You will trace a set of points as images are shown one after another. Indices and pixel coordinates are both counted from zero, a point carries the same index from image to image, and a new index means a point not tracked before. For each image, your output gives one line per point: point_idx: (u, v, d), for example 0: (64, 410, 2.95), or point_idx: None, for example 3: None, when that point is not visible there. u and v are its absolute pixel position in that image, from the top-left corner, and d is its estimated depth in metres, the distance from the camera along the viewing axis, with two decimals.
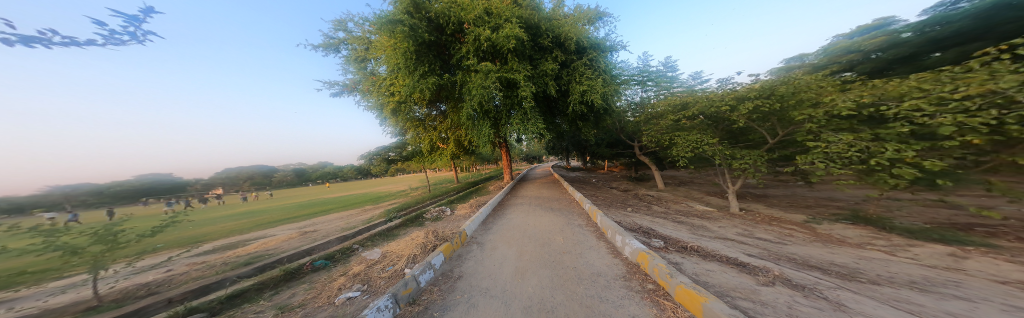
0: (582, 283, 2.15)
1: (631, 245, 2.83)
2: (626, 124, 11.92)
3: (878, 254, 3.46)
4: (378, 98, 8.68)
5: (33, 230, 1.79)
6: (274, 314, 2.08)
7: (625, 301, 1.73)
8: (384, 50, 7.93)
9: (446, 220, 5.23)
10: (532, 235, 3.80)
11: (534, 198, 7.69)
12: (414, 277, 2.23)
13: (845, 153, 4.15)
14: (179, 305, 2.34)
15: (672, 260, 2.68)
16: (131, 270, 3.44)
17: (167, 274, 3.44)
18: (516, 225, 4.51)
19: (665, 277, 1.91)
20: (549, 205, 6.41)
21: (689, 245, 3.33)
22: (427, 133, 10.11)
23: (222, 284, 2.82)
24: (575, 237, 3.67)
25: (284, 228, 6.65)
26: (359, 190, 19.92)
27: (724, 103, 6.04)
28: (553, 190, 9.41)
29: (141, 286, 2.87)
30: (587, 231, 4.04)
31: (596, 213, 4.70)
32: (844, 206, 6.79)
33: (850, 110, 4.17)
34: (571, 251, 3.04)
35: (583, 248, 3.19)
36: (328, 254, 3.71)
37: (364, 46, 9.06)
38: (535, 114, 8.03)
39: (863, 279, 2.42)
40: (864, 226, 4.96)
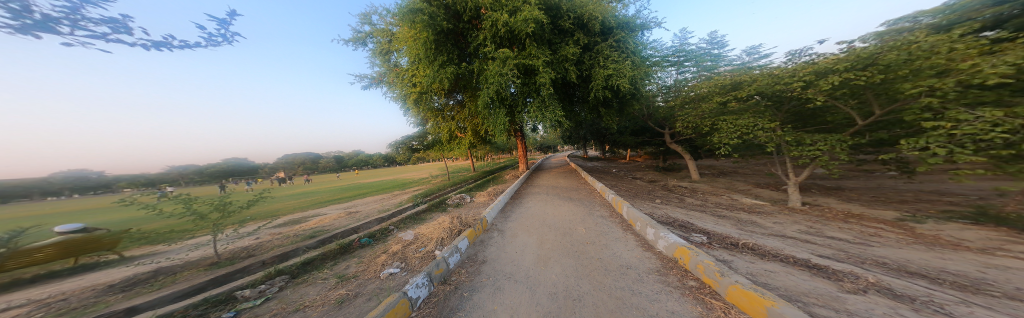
0: (611, 274, 2.01)
1: (666, 239, 2.54)
2: (656, 109, 10.60)
3: (1015, 262, 2.50)
4: (401, 90, 9.09)
5: (172, 199, 2.43)
6: (334, 281, 2.46)
7: (662, 296, 1.56)
8: (404, 42, 8.17)
9: (467, 207, 5.49)
10: (551, 224, 3.72)
11: (548, 187, 7.52)
12: (444, 259, 2.36)
13: (985, 135, 2.96)
14: (269, 267, 2.97)
15: (718, 258, 2.34)
16: (233, 236, 4.45)
17: (256, 241, 4.37)
18: (534, 213, 4.45)
19: (713, 275, 1.65)
20: (564, 195, 6.19)
21: (740, 242, 2.86)
22: (446, 123, 10.44)
23: (297, 253, 3.45)
24: (598, 228, 3.48)
25: (332, 208, 7.80)
26: (389, 177, 21.95)
27: (796, 79, 4.80)
28: (568, 180, 9.04)
29: (243, 250, 3.65)
30: (611, 222, 3.79)
31: (620, 204, 4.35)
32: (958, 201, 5.09)
33: (998, 77, 2.96)
34: (594, 241, 2.89)
35: (607, 238, 3.00)
36: (371, 233, 4.19)
37: (389, 39, 8.98)
38: (553, 102, 7.73)
39: (996, 293, 1.76)
40: (991, 227, 3.65)
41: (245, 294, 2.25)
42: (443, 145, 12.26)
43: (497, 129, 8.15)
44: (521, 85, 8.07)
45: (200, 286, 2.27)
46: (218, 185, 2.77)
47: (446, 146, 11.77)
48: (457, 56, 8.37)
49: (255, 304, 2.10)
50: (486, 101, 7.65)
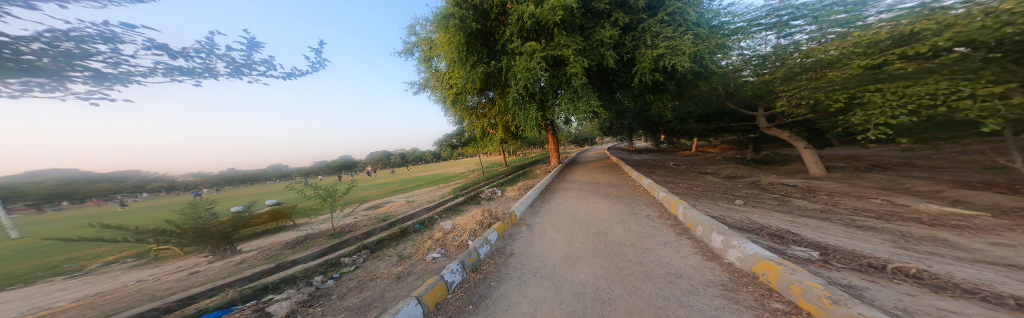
0: (653, 282, 1.78)
1: (742, 249, 2.00)
2: (740, 86, 7.50)
3: None
4: (441, 92, 9.89)
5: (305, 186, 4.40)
6: (393, 259, 2.94)
7: (723, 314, 1.29)
8: (441, 47, 8.77)
9: (498, 201, 5.69)
10: (584, 222, 3.53)
11: (586, 182, 7.12)
12: (475, 249, 2.53)
13: None
14: (355, 243, 3.79)
15: (827, 274, 1.65)
16: (339, 216, 5.99)
17: (352, 220, 5.68)
18: (566, 210, 4.30)
19: (818, 299, 1.15)
20: (603, 191, 5.74)
21: (868, 256, 2.02)
22: (479, 120, 10.99)
23: (374, 232, 4.28)
24: (640, 229, 3.11)
25: (397, 197, 9.32)
26: (438, 172, 24.56)
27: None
28: (609, 175, 8.31)
29: (346, 227, 4.92)
30: (662, 224, 3.30)
31: (674, 204, 3.75)
32: None
33: None
34: (634, 243, 2.60)
35: (653, 242, 2.65)
36: (420, 220, 4.78)
37: (428, 46, 9.88)
38: (587, 91, 7.20)
39: None
40: None
41: (346, 260, 3.11)
42: (477, 142, 12.92)
43: (528, 124, 8.10)
44: (551, 78, 7.79)
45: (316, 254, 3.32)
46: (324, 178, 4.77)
47: (481, 143, 12.36)
48: (486, 55, 8.62)
49: (349, 270, 2.79)
50: (516, 97, 7.68)
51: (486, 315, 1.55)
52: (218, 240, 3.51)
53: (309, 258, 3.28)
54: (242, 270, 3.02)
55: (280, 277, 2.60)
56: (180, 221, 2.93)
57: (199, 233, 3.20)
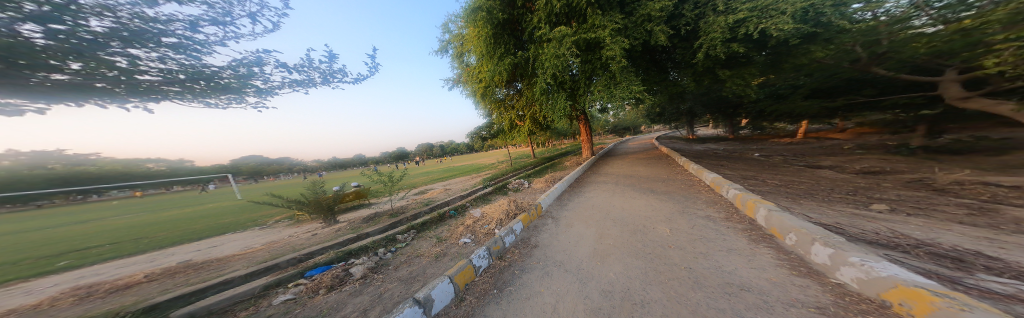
0: (705, 297, 1.33)
1: (858, 268, 1.26)
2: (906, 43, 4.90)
3: None
4: (471, 86, 10.14)
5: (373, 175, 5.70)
6: (433, 240, 3.24)
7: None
8: (470, 42, 8.90)
9: (525, 192, 5.73)
10: (618, 219, 3.29)
11: (623, 176, 6.64)
12: (501, 238, 2.62)
13: None
14: (401, 224, 4.27)
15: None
16: (393, 199, 6.89)
17: (401, 203, 6.43)
18: (597, 204, 4.10)
19: None
20: (641, 186, 5.28)
21: None
22: (508, 112, 11.02)
23: (418, 215, 4.76)
24: (686, 226, 2.74)
25: (435, 185, 10.15)
26: (470, 162, 25.77)
27: None
28: (652, 168, 7.58)
29: (394, 209, 5.57)
30: (718, 220, 2.87)
31: (745, 200, 3.10)
32: None
33: None
34: (681, 246, 2.20)
35: (703, 240, 2.31)
36: (454, 207, 5.10)
37: (459, 42, 10.10)
38: (627, 75, 6.50)
39: None
40: None
41: (400, 237, 3.54)
42: (506, 134, 13.06)
43: (557, 114, 7.80)
44: (584, 63, 7.30)
45: (371, 231, 3.85)
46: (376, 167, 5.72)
47: (509, 134, 12.49)
48: (514, 45, 8.47)
49: (401, 246, 3.17)
50: (544, 86, 7.46)
51: (508, 301, 1.60)
52: (325, 210, 4.68)
53: (369, 232, 3.84)
54: (328, 239, 3.76)
55: (357, 246, 3.18)
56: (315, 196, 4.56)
57: (317, 204, 4.52)
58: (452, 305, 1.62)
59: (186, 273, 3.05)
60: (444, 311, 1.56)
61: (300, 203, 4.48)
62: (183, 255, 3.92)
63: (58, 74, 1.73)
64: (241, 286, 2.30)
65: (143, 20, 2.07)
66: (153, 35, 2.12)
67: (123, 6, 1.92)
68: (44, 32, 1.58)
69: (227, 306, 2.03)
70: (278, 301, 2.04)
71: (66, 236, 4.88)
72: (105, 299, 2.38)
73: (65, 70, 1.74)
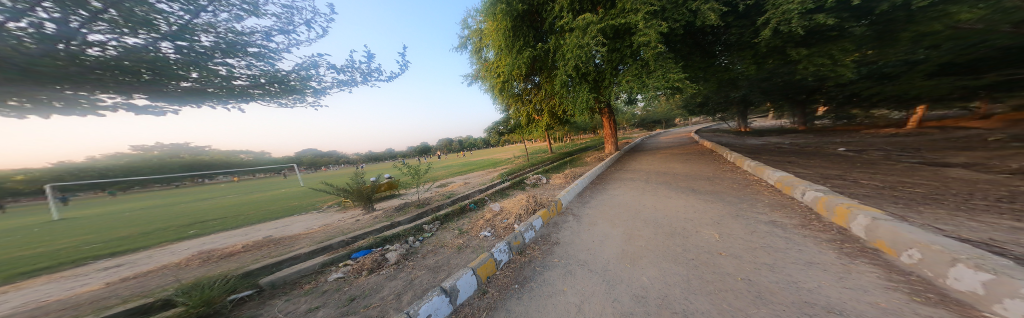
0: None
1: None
2: None
3: None
4: (489, 82, 10.16)
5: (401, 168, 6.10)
6: (455, 232, 3.35)
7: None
8: (489, 36, 8.84)
9: (543, 187, 5.67)
10: (650, 218, 3.03)
11: (650, 172, 6.26)
12: (521, 233, 2.62)
13: None
14: (426, 214, 4.51)
15: None
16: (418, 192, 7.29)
17: (424, 195, 6.77)
18: (623, 202, 3.90)
19: None
20: (671, 182, 4.93)
21: None
22: (525, 106, 10.88)
23: (441, 207, 4.97)
24: (731, 223, 2.43)
25: (455, 179, 10.49)
26: (488, 157, 26.15)
27: None
28: (684, 163, 7.01)
29: (418, 201, 5.87)
30: (769, 214, 2.58)
31: (824, 201, 2.39)
32: None
33: None
34: (735, 253, 1.78)
35: (748, 237, 2.08)
36: (474, 200, 5.19)
37: (478, 37, 10.09)
38: (662, 63, 5.99)
39: None
40: None
41: (427, 227, 3.73)
42: (523, 129, 13.04)
43: (579, 107, 7.57)
44: (610, 52, 6.95)
45: (399, 221, 4.10)
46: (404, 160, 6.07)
47: (526, 129, 12.47)
48: (533, 37, 8.30)
49: (428, 236, 3.34)
50: (565, 79, 7.24)
51: (529, 297, 1.59)
52: (365, 200, 5.16)
53: (399, 221, 4.11)
54: (366, 225, 4.10)
55: (391, 233, 3.43)
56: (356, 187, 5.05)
57: (358, 194, 5.01)
58: (475, 296, 1.66)
59: (257, 250, 3.58)
60: (468, 301, 1.62)
61: (344, 192, 5.00)
62: (246, 237, 4.54)
63: (183, 82, 2.35)
64: (300, 265, 2.66)
65: (235, 34, 2.62)
66: (241, 47, 2.67)
67: (221, 26, 2.49)
68: (175, 48, 2.15)
69: (296, 278, 2.46)
70: (331, 278, 2.31)
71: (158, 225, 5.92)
72: (204, 271, 2.91)
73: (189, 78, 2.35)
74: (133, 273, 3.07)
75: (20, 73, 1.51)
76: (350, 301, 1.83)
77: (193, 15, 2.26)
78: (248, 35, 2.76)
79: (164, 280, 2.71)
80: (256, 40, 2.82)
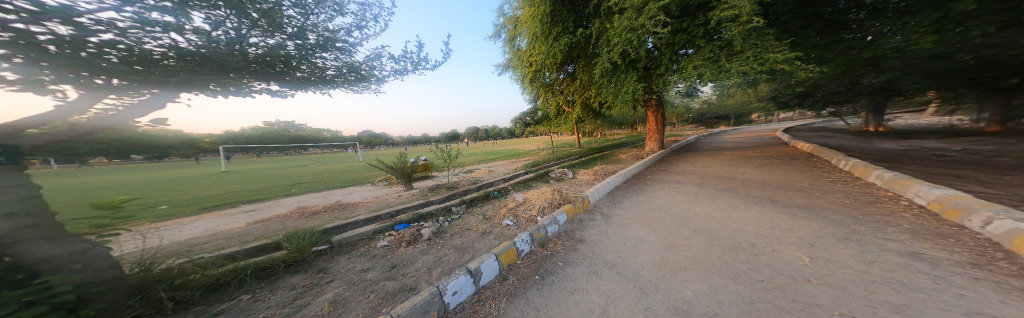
0: None
1: None
2: None
3: None
4: (520, 71, 9.96)
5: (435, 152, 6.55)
6: (480, 217, 3.49)
7: None
8: (524, 23, 8.55)
9: (569, 182, 5.48)
10: (704, 228, 2.64)
11: (703, 176, 5.49)
12: (544, 226, 2.59)
13: None
14: (454, 197, 4.78)
15: None
16: (448, 175, 7.78)
17: (453, 179, 7.17)
18: (665, 207, 3.53)
19: None
20: (728, 189, 4.24)
21: None
22: (556, 97, 10.53)
23: (468, 191, 5.21)
24: (810, 243, 2.00)
25: (480, 166, 10.84)
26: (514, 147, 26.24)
27: None
28: (749, 168, 5.95)
29: (447, 184, 6.25)
30: (900, 241, 1.89)
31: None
32: None
33: None
34: (834, 282, 1.40)
35: (831, 259, 1.70)
36: (498, 188, 5.26)
37: (513, 24, 9.84)
38: (752, 41, 5.19)
39: None
40: None
41: (455, 209, 3.96)
42: (551, 121, 12.70)
43: (621, 99, 7.02)
44: (676, 34, 6.32)
45: (431, 201, 4.43)
46: (438, 145, 6.50)
47: (555, 121, 12.19)
48: (572, 23, 7.84)
49: (456, 218, 3.56)
50: (606, 68, 6.73)
51: (549, 290, 1.59)
52: (405, 178, 5.71)
53: (431, 200, 4.46)
54: (405, 201, 4.57)
55: (425, 211, 3.74)
56: (398, 166, 5.62)
57: (399, 172, 5.59)
58: (496, 281, 1.73)
59: (328, 212, 4.27)
60: (490, 284, 1.69)
61: (387, 171, 5.60)
62: (311, 201, 5.47)
63: (297, 73, 2.68)
64: (358, 230, 3.12)
65: (328, 33, 2.93)
66: (334, 42, 2.95)
67: (321, 27, 2.88)
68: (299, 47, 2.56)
69: (355, 240, 2.92)
70: (379, 245, 2.65)
71: (248, 189, 7.46)
72: (281, 226, 3.61)
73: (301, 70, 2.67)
74: (235, 224, 3.97)
75: (219, 65, 1.98)
76: (391, 268, 2.08)
77: (303, 17, 2.64)
78: (337, 33, 3.07)
79: (256, 231, 3.46)
80: (342, 36, 3.08)
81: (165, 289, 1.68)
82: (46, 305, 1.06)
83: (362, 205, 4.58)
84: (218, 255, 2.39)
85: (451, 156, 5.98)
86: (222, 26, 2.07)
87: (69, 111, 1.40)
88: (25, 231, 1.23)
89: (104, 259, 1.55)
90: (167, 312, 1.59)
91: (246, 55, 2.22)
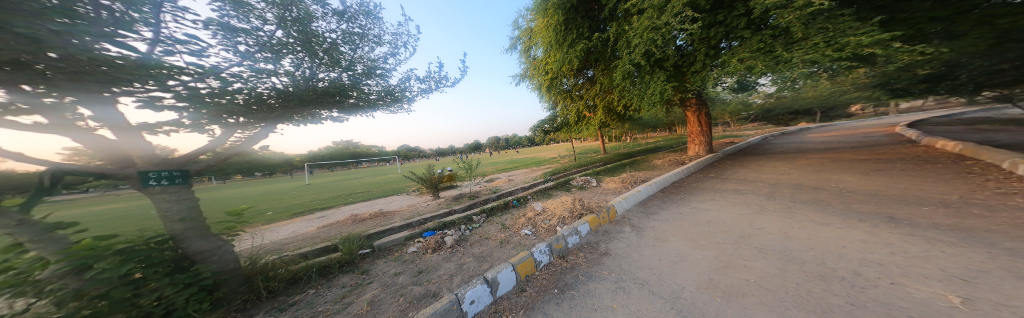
0: None
1: None
2: None
3: None
4: (537, 80, 10.03)
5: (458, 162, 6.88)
6: (499, 226, 3.50)
7: None
8: (539, 34, 8.67)
9: (593, 191, 5.19)
10: (766, 245, 2.22)
11: (767, 185, 4.59)
12: (564, 236, 2.49)
13: None
14: (475, 206, 4.90)
15: None
16: (472, 184, 8.03)
17: (475, 188, 7.37)
18: (713, 219, 3.08)
19: None
20: (806, 201, 3.44)
21: None
22: (575, 103, 10.21)
23: (488, 200, 5.29)
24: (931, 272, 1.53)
25: (501, 175, 10.97)
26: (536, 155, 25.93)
27: None
28: (841, 175, 4.79)
29: (469, 193, 6.43)
30: None
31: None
32: None
33: None
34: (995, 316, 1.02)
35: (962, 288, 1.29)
36: (517, 197, 5.23)
37: (528, 36, 10.00)
38: (818, 24, 4.38)
39: None
40: None
41: (475, 218, 4.05)
42: (572, 127, 12.39)
43: (648, 101, 6.58)
44: (710, 27, 5.75)
45: (454, 209, 4.61)
46: (461, 156, 6.80)
47: (575, 127, 11.94)
48: (588, 28, 7.71)
49: (476, 226, 3.64)
50: (629, 70, 6.38)
51: (569, 305, 1.51)
52: (432, 188, 6.07)
53: (455, 209, 4.64)
54: (432, 210, 4.85)
55: (449, 219, 3.90)
56: (425, 177, 6.04)
57: (426, 182, 6.00)
58: (514, 292, 1.70)
59: (370, 219, 4.77)
60: (507, 295, 1.68)
61: (415, 181, 6.04)
62: (353, 209, 6.17)
63: (350, 99, 3.10)
64: (393, 236, 3.39)
65: (371, 62, 3.38)
66: (376, 69, 3.39)
67: (365, 58, 3.34)
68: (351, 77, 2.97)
69: (392, 245, 3.17)
70: (409, 251, 2.85)
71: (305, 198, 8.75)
72: (329, 232, 4.15)
73: (353, 96, 3.09)
74: (294, 229, 4.66)
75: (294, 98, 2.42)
76: (418, 274, 2.21)
77: (353, 52, 3.12)
78: (379, 62, 3.51)
79: (309, 236, 4.02)
80: (381, 64, 3.51)
81: (262, 280, 2.15)
82: (196, 286, 1.61)
83: (396, 214, 4.99)
84: (293, 255, 2.82)
85: (473, 166, 6.20)
86: (302, 66, 2.60)
87: (216, 144, 2.08)
88: (191, 231, 1.85)
89: (230, 253, 2.06)
90: (263, 299, 2.03)
91: (315, 88, 2.65)
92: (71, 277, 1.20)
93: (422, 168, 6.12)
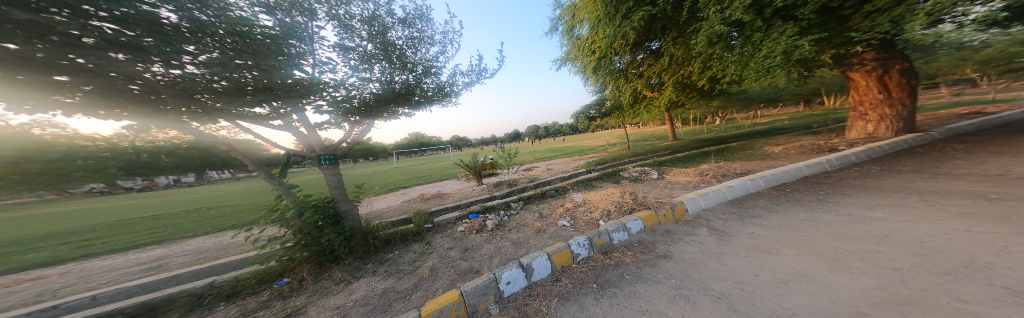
0: None
1: None
2: None
3: None
4: (582, 62, 8.99)
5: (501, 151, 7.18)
6: (536, 215, 3.49)
7: None
8: (584, 9, 7.57)
9: (650, 184, 4.41)
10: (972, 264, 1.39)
11: (1006, 184, 2.68)
12: (608, 232, 2.25)
13: None
14: (515, 193, 5.04)
15: None
16: (513, 172, 8.26)
17: (516, 176, 7.54)
18: (857, 227, 2.12)
19: None
20: None
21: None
22: (632, 83, 8.74)
23: (527, 188, 5.34)
24: None
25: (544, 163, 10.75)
26: (585, 142, 23.79)
27: None
28: None
29: (511, 180, 6.65)
30: None
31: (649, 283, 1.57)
32: None
33: None
34: None
35: None
36: (555, 187, 5.03)
37: (572, 13, 8.82)
38: None
39: None
40: None
41: (513, 205, 4.17)
42: (626, 111, 10.75)
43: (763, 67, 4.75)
44: None
45: (496, 195, 4.88)
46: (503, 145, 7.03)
47: (631, 111, 10.38)
48: None
49: (514, 213, 3.76)
50: (723, 32, 4.74)
51: (609, 302, 1.37)
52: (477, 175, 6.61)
53: (496, 195, 4.92)
54: (477, 194, 5.31)
55: (489, 204, 4.17)
56: (471, 164, 6.61)
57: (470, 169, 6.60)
58: (549, 280, 1.69)
59: (432, 199, 5.68)
60: (542, 282, 1.68)
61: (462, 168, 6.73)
62: (418, 190, 7.44)
63: (419, 98, 3.64)
64: (447, 215, 3.91)
65: (431, 62, 3.79)
66: (435, 69, 3.80)
67: (426, 59, 3.77)
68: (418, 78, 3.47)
69: (448, 222, 3.69)
70: (458, 230, 3.23)
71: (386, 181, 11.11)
72: (400, 208, 5.16)
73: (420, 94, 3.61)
74: (378, 203, 6.00)
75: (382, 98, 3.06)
76: (465, 250, 2.49)
77: (417, 55, 3.59)
78: (436, 62, 3.92)
79: (387, 210, 5.09)
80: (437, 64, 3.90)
81: (371, 237, 2.95)
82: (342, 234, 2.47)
83: (450, 197, 5.72)
84: (386, 221, 3.67)
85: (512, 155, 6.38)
86: (385, 73, 3.20)
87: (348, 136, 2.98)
88: (341, 196, 2.72)
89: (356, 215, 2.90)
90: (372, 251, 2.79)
91: (395, 90, 3.24)
92: (295, 218, 2.24)
93: (467, 157, 6.76)
